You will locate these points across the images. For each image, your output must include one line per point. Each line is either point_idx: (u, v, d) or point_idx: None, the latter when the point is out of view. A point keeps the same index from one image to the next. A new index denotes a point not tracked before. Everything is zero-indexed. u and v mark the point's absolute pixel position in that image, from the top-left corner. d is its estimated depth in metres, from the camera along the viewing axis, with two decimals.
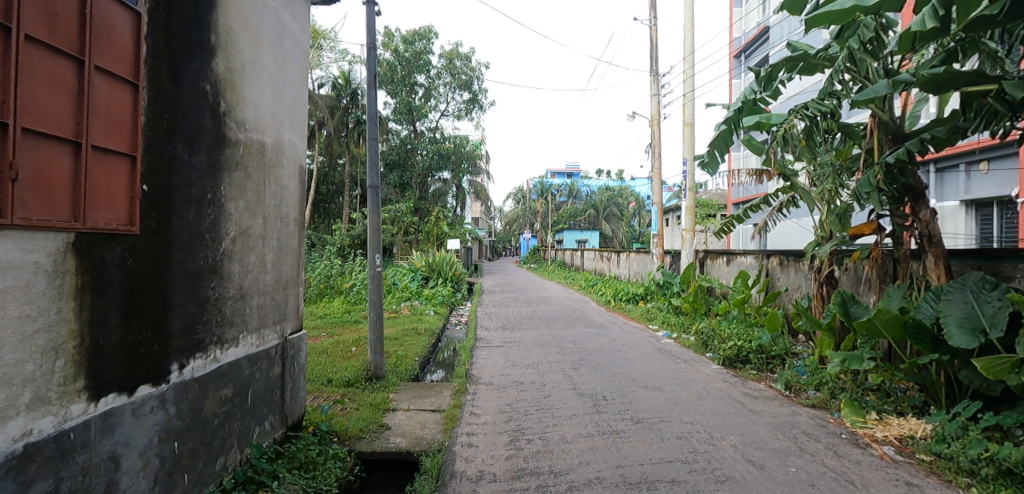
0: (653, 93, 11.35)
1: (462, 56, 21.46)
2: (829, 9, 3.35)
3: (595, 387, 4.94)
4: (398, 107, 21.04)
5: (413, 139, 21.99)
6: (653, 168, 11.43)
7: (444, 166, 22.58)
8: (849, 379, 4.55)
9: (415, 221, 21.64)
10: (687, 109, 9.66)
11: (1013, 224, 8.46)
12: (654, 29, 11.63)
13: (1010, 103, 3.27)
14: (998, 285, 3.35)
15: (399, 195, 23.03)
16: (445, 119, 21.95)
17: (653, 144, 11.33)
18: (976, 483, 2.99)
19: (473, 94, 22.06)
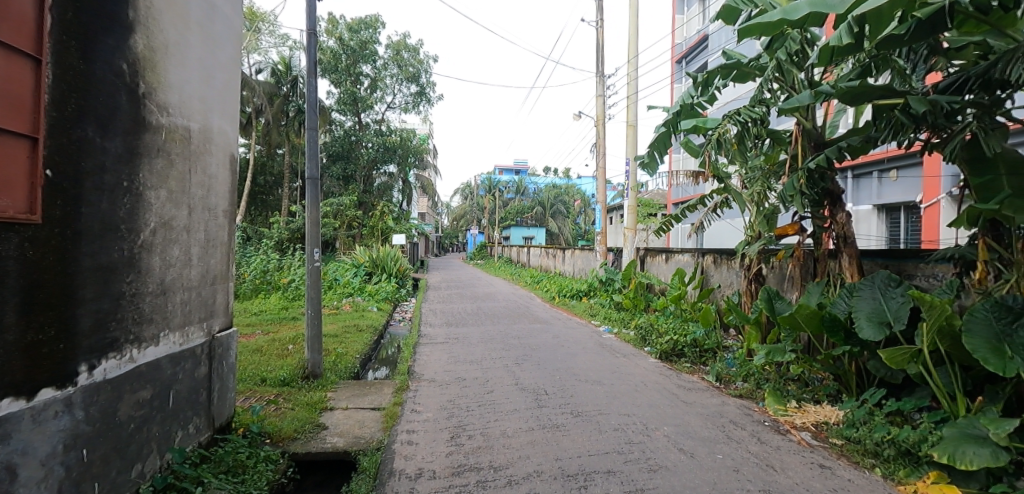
0: (599, 94, 11.60)
1: (409, 48, 21.08)
2: (759, 21, 3.54)
3: (537, 382, 4.99)
4: (342, 97, 20.40)
5: (357, 131, 21.46)
6: (598, 167, 11.69)
7: (391, 160, 22.14)
8: (773, 370, 4.82)
9: (358, 215, 21.10)
10: (630, 110, 9.92)
11: (917, 228, 9.26)
12: (599, 31, 11.90)
13: (913, 116, 3.44)
14: (901, 283, 3.64)
15: (342, 189, 22.36)
16: (391, 112, 21.52)
17: (598, 143, 11.56)
18: (880, 463, 3.32)
19: (421, 87, 21.73)
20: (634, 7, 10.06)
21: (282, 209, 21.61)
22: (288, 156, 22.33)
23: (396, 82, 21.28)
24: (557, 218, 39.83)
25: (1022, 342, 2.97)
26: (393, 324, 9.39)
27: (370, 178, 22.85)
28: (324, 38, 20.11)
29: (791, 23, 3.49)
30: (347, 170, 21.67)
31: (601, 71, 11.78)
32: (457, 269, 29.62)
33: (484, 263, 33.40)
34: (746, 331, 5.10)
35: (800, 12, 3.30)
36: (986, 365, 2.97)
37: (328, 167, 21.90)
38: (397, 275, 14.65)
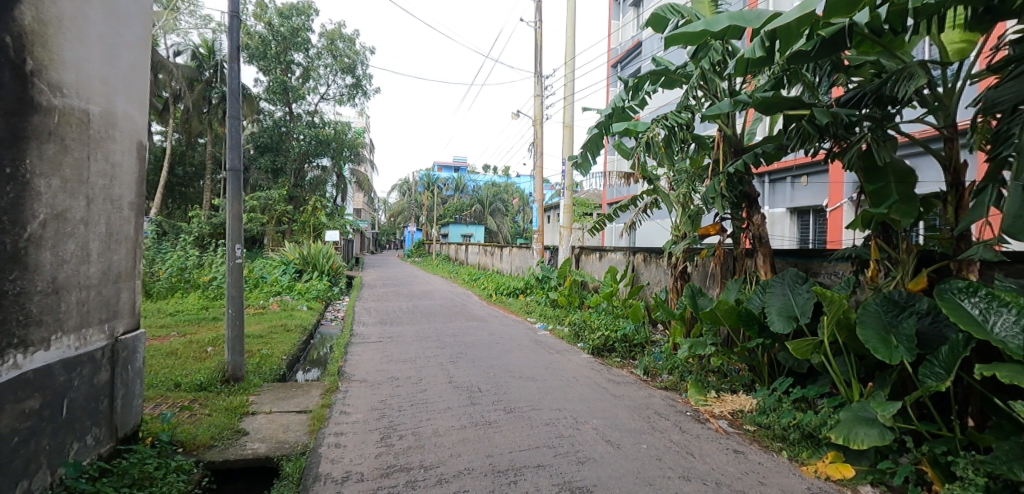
0: (537, 94, 11.76)
1: (344, 38, 20.35)
2: (684, 30, 3.75)
3: (471, 380, 4.99)
4: (272, 86, 19.51)
5: (288, 122, 20.63)
6: (535, 167, 11.85)
7: (323, 153, 21.49)
8: (696, 362, 5.10)
9: (288, 210, 20.35)
10: (567, 111, 10.13)
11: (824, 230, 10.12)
12: (539, 32, 12.06)
13: (818, 127, 3.73)
14: (807, 280, 3.93)
15: (271, 182, 21.36)
16: (325, 103, 20.76)
17: (536, 142, 11.69)
18: (787, 446, 3.64)
19: (357, 80, 21.13)
20: (571, 10, 10.28)
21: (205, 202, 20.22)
22: (209, 145, 20.93)
23: (329, 72, 20.48)
24: (494, 217, 40.15)
25: (905, 331, 3.30)
26: (324, 324, 9.05)
27: (301, 172, 21.89)
28: (252, 22, 19.02)
29: (713, 35, 3.77)
30: (276, 162, 20.57)
31: (540, 72, 11.94)
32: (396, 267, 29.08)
33: (423, 261, 32.97)
34: (672, 326, 5.31)
35: (721, 24, 3.60)
36: (876, 354, 3.25)
37: (256, 159, 20.79)
38: (330, 272, 14.15)
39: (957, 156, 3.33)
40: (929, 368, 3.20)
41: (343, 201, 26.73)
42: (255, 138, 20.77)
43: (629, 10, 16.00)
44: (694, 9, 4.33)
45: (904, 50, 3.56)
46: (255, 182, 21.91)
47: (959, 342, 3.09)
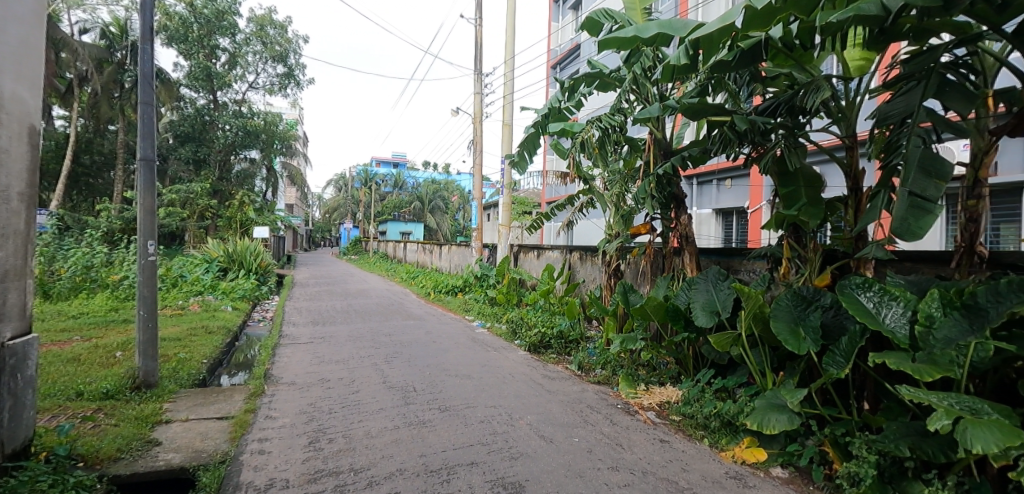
0: (476, 92, 11.76)
1: (275, 24, 19.43)
2: (616, 35, 3.88)
3: (405, 380, 4.93)
4: (194, 71, 18.29)
5: (212, 111, 19.47)
6: (475, 164, 11.85)
7: (252, 145, 20.56)
8: (628, 357, 5.29)
9: (212, 205, 19.32)
10: (507, 110, 10.20)
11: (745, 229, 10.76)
12: (479, 30, 12.05)
13: (737, 132, 3.95)
14: (728, 277, 4.16)
15: (192, 174, 20.07)
16: (254, 92, 19.71)
17: (476, 140, 11.69)
18: (708, 434, 3.88)
19: (289, 69, 20.25)
20: (512, 9, 10.36)
21: (119, 195, 18.63)
22: (120, 132, 19.25)
23: (260, 61, 19.73)
24: (434, 214, 39.90)
25: (812, 324, 3.58)
26: (251, 325, 8.59)
27: (227, 164, 21.04)
28: (173, 1, 17.73)
29: (643, 41, 3.94)
30: (199, 153, 19.65)
31: (479, 70, 11.94)
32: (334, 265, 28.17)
33: (361, 258, 32.08)
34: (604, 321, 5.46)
35: (650, 31, 3.78)
36: (787, 345, 3.52)
37: (177, 149, 19.42)
38: (258, 271, 13.45)
39: (857, 164, 3.63)
40: (832, 357, 3.48)
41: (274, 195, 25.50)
42: (174, 127, 19.40)
43: (568, 14, 16.42)
44: (627, 15, 4.48)
45: (813, 64, 3.81)
46: (175, 174, 20.39)
47: (856, 333, 3.39)
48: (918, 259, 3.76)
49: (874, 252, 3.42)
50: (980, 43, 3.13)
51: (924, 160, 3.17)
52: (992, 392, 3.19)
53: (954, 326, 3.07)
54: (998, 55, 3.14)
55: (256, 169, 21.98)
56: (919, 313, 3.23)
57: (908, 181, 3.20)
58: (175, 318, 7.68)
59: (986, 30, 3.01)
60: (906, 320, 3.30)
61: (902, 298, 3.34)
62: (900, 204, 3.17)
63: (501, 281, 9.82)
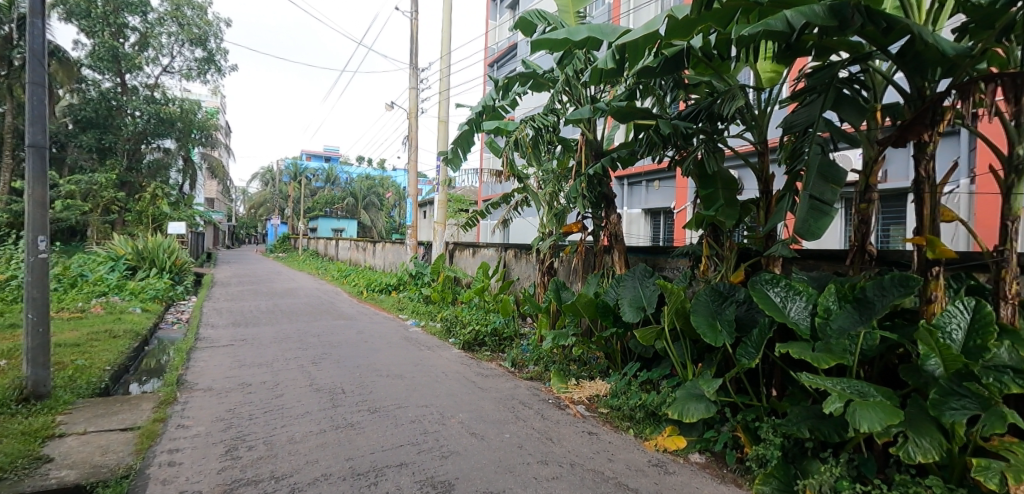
0: (411, 86, 11.60)
1: (194, 5, 18.19)
2: (547, 36, 3.95)
3: (333, 381, 4.79)
4: (98, 51, 16.74)
5: (119, 95, 17.92)
6: (410, 160, 11.67)
7: (167, 134, 19.17)
8: (560, 353, 5.42)
9: (118, 197, 17.85)
10: (442, 106, 10.12)
11: (671, 228, 11.34)
12: (414, 23, 11.86)
13: (662, 136, 4.12)
14: (653, 274, 4.35)
15: (95, 164, 18.36)
16: (168, 77, 18.32)
17: (410, 135, 11.53)
18: (633, 425, 4.06)
19: (209, 53, 19.00)
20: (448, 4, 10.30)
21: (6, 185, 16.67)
22: (9, 115, 17.23)
23: (176, 43, 18.42)
24: (367, 211, 39.10)
25: (727, 317, 3.82)
26: (164, 328, 8.00)
27: (137, 154, 19.54)
28: None
29: (574, 44, 4.03)
30: (104, 141, 18.12)
31: (415, 64, 11.77)
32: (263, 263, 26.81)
33: (291, 256, 30.66)
34: (538, 318, 5.58)
35: (581, 34, 3.88)
36: (705, 338, 3.73)
37: (77, 136, 17.68)
38: (172, 269, 12.55)
39: (767, 169, 3.89)
40: (744, 349, 3.71)
41: (190, 189, 23.77)
42: (74, 111, 17.62)
43: (506, 13, 16.60)
44: (560, 17, 4.56)
45: (730, 74, 4.04)
46: (76, 163, 18.51)
47: (766, 326, 3.64)
48: (819, 257, 4.11)
49: (780, 251, 3.69)
50: (870, 62, 3.43)
51: (823, 166, 3.44)
52: (879, 376, 3.54)
53: (846, 317, 3.38)
54: (885, 74, 3.47)
55: (171, 160, 20.67)
56: (818, 306, 3.53)
57: (809, 185, 3.47)
58: (72, 322, 7.00)
59: (875, 50, 3.31)
60: (808, 313, 3.59)
61: (805, 292, 3.64)
62: (802, 206, 3.43)
63: (436, 278, 9.79)
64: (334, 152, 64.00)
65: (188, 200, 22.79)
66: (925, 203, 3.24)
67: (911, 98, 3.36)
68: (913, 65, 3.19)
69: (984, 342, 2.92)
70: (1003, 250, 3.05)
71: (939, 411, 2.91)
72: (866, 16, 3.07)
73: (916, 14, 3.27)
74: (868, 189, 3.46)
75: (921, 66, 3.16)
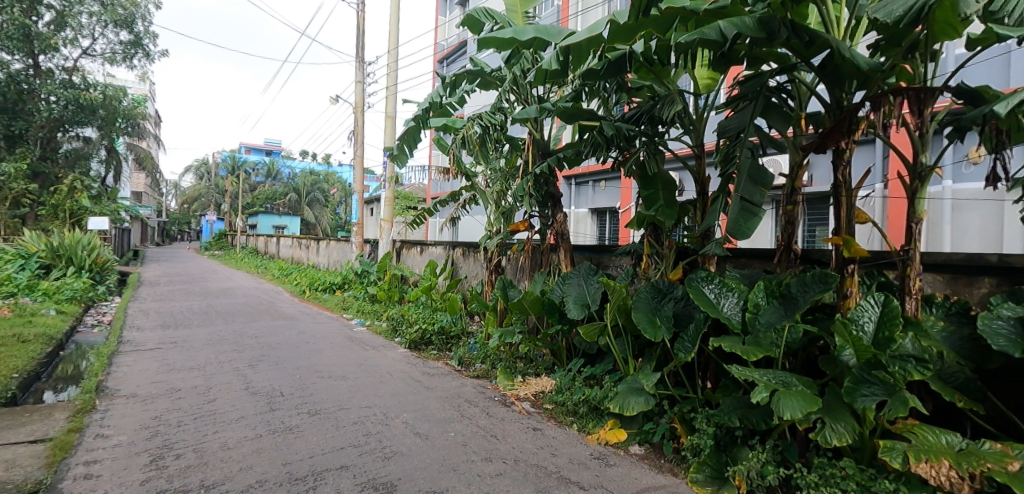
0: (358, 80, 11.33)
1: None
2: (494, 35, 3.98)
3: (271, 384, 4.62)
4: (5, 29, 15.26)
5: (30, 77, 16.41)
6: (355, 156, 11.41)
7: (88, 122, 17.78)
8: (506, 350, 5.47)
9: (30, 189, 16.45)
10: (389, 102, 9.95)
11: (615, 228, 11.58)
12: (360, 15, 11.58)
13: (605, 137, 4.22)
14: (597, 272, 4.46)
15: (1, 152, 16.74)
16: (88, 60, 16.95)
17: (356, 130, 11.27)
18: (577, 420, 4.16)
19: (136, 36, 17.75)
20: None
21: None
22: None
23: (99, 24, 17.08)
24: (312, 207, 38.51)
25: (666, 313, 3.97)
26: (82, 332, 7.41)
27: (52, 142, 17.98)
28: None
29: (521, 44, 4.08)
30: (13, 127, 16.55)
31: (361, 58, 11.51)
32: (199, 262, 25.29)
33: (227, 254, 29.09)
34: (485, 316, 5.62)
35: (527, 34, 3.94)
36: (645, 334, 3.85)
37: None
38: (92, 268, 11.69)
39: (704, 171, 4.06)
40: (681, 343, 3.85)
41: (114, 181, 22.06)
42: None
43: (456, 10, 16.55)
44: (508, 17, 4.60)
45: (670, 79, 4.18)
46: None
47: (701, 321, 3.80)
48: (751, 256, 4.34)
49: (714, 250, 3.86)
50: (796, 73, 3.64)
51: (753, 169, 3.62)
52: (803, 366, 3.79)
53: (773, 312, 3.60)
54: (809, 85, 3.69)
55: (93, 149, 19.05)
56: (748, 302, 3.73)
57: (740, 188, 3.65)
58: None
59: (799, 62, 3.51)
60: (739, 309, 3.78)
61: (737, 289, 3.83)
62: (734, 208, 3.61)
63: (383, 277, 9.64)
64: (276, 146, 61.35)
65: (110, 193, 21.12)
66: (842, 206, 3.48)
67: (831, 108, 3.58)
68: (832, 77, 3.41)
69: (891, 333, 3.11)
70: (908, 249, 3.32)
71: (852, 398, 3.13)
72: (790, 30, 3.25)
73: (835, 29, 3.43)
74: (793, 192, 3.68)
75: (839, 78, 3.38)
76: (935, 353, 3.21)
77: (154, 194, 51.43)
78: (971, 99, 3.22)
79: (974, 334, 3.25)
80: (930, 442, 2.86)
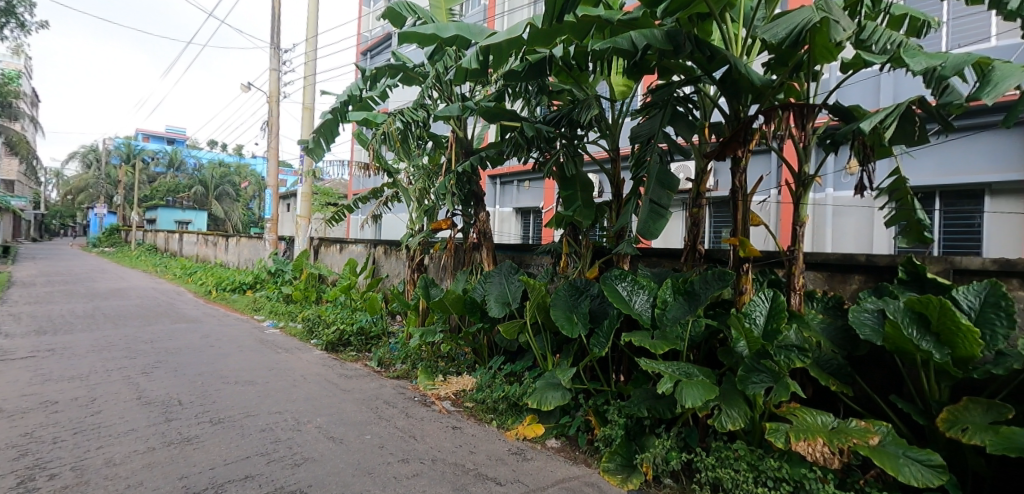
0: (273, 68, 10.70)
1: None
2: (415, 30, 3.91)
3: (169, 393, 4.28)
4: None
5: None
6: (270, 147, 10.77)
7: None
8: (427, 350, 5.45)
9: None
10: (307, 92, 9.50)
11: (539, 228, 11.92)
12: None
13: (527, 138, 4.28)
14: (518, 271, 4.53)
15: None
16: None
17: (271, 121, 10.65)
18: (496, 416, 4.24)
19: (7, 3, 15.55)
20: None
21: None
22: None
23: None
24: (218, 200, 35.62)
25: (582, 310, 4.11)
26: None
27: None
28: None
29: (443, 41, 4.08)
30: None
31: (276, 44, 10.89)
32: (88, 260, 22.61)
33: (122, 251, 26.46)
34: (407, 316, 5.57)
35: (449, 32, 3.93)
36: (562, 330, 3.97)
37: None
38: None
39: (619, 174, 4.23)
40: (597, 339, 4.00)
41: None
42: None
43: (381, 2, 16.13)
44: (431, 13, 4.56)
45: (588, 85, 4.32)
46: None
47: (614, 318, 3.98)
48: (661, 255, 4.60)
49: (626, 249, 4.04)
50: (701, 84, 3.88)
51: (662, 174, 3.83)
52: (705, 358, 4.08)
53: (678, 308, 3.83)
54: (712, 97, 3.95)
55: None
56: (657, 298, 3.95)
57: (650, 191, 3.85)
58: None
59: (703, 74, 3.75)
60: (649, 305, 4.00)
61: (647, 286, 4.05)
62: (644, 209, 3.79)
63: (299, 277, 9.26)
64: (179, 134, 56.15)
65: None
66: (739, 209, 3.77)
67: (730, 119, 3.86)
68: (731, 90, 3.67)
69: (778, 325, 3.40)
70: (793, 250, 3.66)
71: (745, 385, 3.41)
72: (694, 44, 3.44)
73: (734, 46, 3.66)
74: (698, 196, 3.93)
75: (737, 92, 3.65)
76: (814, 343, 3.56)
77: (32, 183, 45.36)
78: (844, 116, 3.59)
79: (846, 325, 3.66)
80: (808, 422, 3.15)
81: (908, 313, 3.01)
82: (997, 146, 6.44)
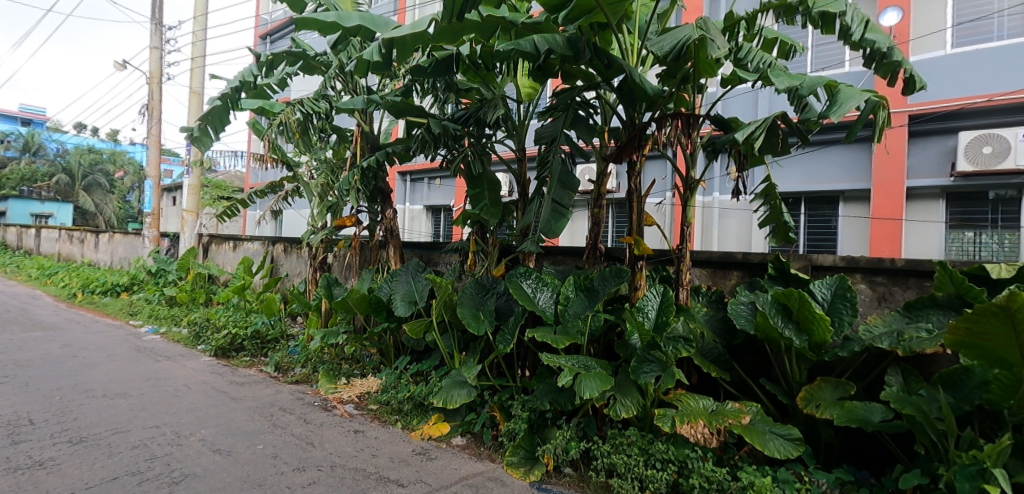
0: (154, 46, 9.65)
1: None
2: (314, 17, 3.65)
3: (17, 412, 3.75)
4: None
5: None
6: (151, 133, 9.72)
7: None
8: (330, 352, 5.27)
9: None
10: (195, 76, 8.69)
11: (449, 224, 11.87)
12: None
13: (434, 135, 4.19)
14: (425, 269, 4.50)
15: None
16: None
17: (152, 105, 9.61)
18: (400, 418, 4.21)
19: None
20: None
21: None
22: None
23: None
24: (91, 191, 31.70)
25: (488, 308, 4.16)
26: None
27: None
28: None
29: (346, 30, 3.85)
30: None
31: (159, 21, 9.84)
32: None
33: None
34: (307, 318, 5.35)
35: (352, 21, 3.75)
36: (469, 328, 3.98)
37: None
38: None
39: (525, 174, 4.32)
40: (502, 335, 4.05)
41: None
42: None
43: None
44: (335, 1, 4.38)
45: (495, 84, 4.36)
46: None
47: (520, 314, 4.07)
48: (566, 253, 4.78)
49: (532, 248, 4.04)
50: (601, 91, 4.05)
51: (563, 175, 3.96)
52: (604, 351, 4.31)
53: (579, 304, 4.00)
54: (611, 103, 4.15)
55: None
56: (560, 294, 4.10)
57: (552, 191, 3.97)
58: None
59: (603, 81, 3.92)
60: (553, 301, 4.13)
61: (551, 284, 4.18)
62: (546, 208, 3.90)
63: (185, 277, 8.51)
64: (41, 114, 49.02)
65: None
66: (633, 210, 4.01)
67: (626, 125, 4.07)
68: (627, 98, 3.87)
69: (666, 318, 3.65)
70: (681, 248, 3.96)
71: (637, 375, 3.63)
72: (593, 52, 3.60)
73: (630, 57, 3.86)
74: (598, 197, 4.12)
75: (632, 99, 3.86)
76: (698, 333, 3.87)
77: None
78: (723, 126, 3.95)
79: (725, 316, 4.03)
80: (692, 407, 3.40)
81: (774, 304, 3.36)
82: (851, 157, 7.40)
